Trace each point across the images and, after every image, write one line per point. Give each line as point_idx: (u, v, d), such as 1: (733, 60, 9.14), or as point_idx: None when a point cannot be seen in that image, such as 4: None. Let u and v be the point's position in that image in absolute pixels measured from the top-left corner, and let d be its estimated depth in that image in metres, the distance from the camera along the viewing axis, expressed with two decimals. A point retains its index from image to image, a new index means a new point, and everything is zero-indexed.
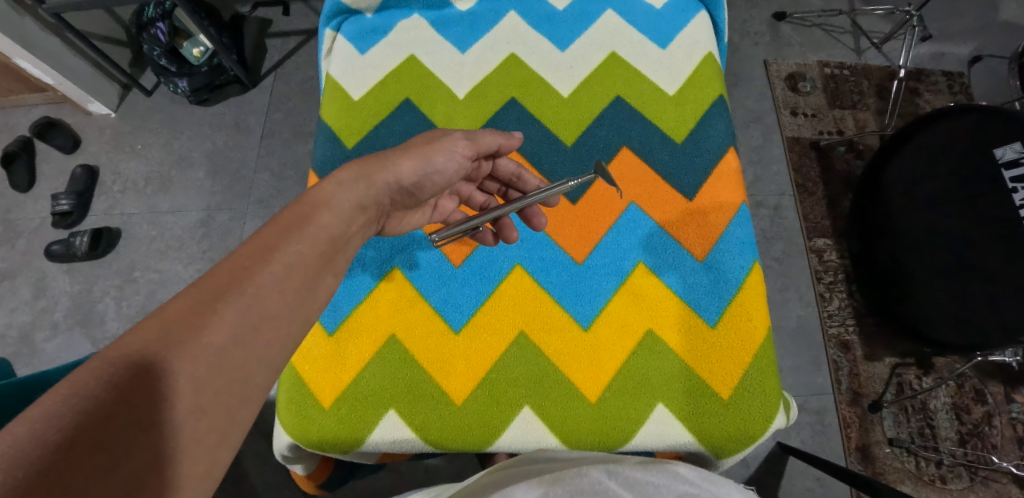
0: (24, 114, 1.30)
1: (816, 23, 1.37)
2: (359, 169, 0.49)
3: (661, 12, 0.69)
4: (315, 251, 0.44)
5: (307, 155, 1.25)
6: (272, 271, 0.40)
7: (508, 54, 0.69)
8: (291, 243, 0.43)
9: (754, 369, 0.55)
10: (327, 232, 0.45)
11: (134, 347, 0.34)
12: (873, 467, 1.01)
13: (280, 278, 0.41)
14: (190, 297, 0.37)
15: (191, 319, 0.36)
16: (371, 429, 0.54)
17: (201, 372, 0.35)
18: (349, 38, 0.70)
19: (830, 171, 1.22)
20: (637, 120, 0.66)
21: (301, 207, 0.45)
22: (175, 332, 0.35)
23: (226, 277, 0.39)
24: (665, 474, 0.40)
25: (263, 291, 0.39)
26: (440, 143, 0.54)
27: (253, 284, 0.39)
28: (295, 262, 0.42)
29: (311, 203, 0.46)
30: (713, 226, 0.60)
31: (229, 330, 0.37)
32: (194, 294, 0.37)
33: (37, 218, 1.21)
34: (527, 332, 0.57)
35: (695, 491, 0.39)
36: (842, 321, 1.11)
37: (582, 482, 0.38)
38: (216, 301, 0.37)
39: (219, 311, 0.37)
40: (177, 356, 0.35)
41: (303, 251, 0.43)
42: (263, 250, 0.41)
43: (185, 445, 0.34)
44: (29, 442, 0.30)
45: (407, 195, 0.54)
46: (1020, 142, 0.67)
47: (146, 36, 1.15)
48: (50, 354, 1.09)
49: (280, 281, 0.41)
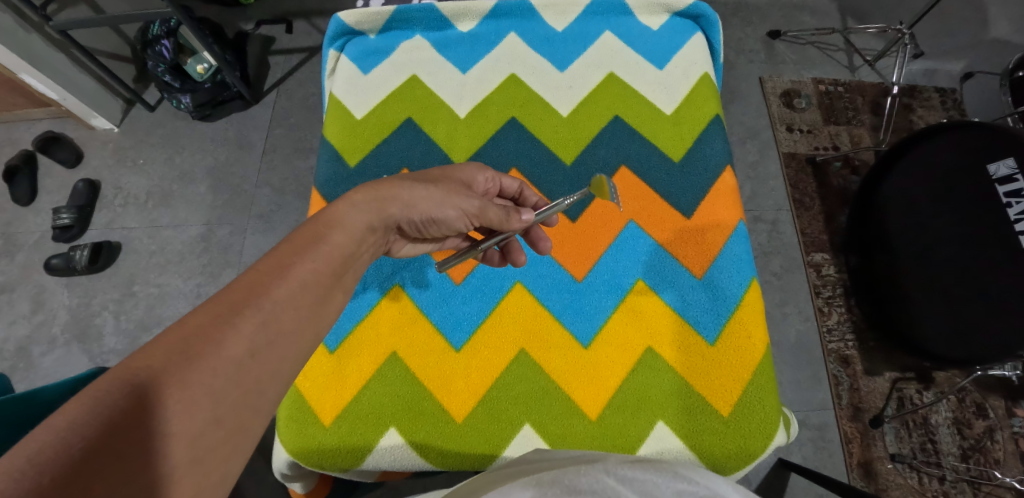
0: (26, 129, 1.31)
1: (810, 42, 1.40)
2: (372, 191, 0.50)
3: (658, 33, 0.71)
4: (329, 267, 0.44)
5: (308, 171, 1.26)
6: (287, 287, 0.41)
7: (509, 74, 0.70)
8: (306, 261, 0.43)
9: (754, 386, 0.56)
10: (340, 252, 0.46)
11: (156, 357, 0.35)
12: (875, 484, 1.01)
13: (296, 291, 0.41)
14: (210, 311, 0.38)
15: (210, 332, 0.37)
16: (371, 447, 0.54)
17: (218, 385, 0.35)
18: (352, 59, 0.71)
19: (826, 187, 1.24)
20: (636, 139, 0.67)
21: (314, 226, 0.46)
22: (195, 345, 0.36)
23: (244, 292, 0.39)
24: (663, 472, 0.39)
25: (278, 306, 0.40)
26: (450, 190, 0.53)
27: (269, 299, 0.40)
28: (308, 280, 0.42)
29: (325, 222, 0.46)
30: (711, 244, 0.61)
31: (246, 343, 0.37)
32: (214, 308, 0.38)
33: (37, 232, 1.22)
34: (527, 350, 0.57)
35: (694, 487, 0.38)
36: (841, 336, 1.11)
37: (582, 481, 0.38)
38: (235, 315, 0.38)
39: (238, 324, 0.38)
40: (196, 368, 0.35)
41: (317, 269, 0.43)
42: (277, 267, 0.42)
43: (200, 454, 0.34)
44: (54, 449, 0.30)
45: (415, 228, 0.54)
46: (1013, 158, 0.67)
47: (151, 53, 1.18)
48: (47, 369, 1.09)
49: (295, 297, 0.41)
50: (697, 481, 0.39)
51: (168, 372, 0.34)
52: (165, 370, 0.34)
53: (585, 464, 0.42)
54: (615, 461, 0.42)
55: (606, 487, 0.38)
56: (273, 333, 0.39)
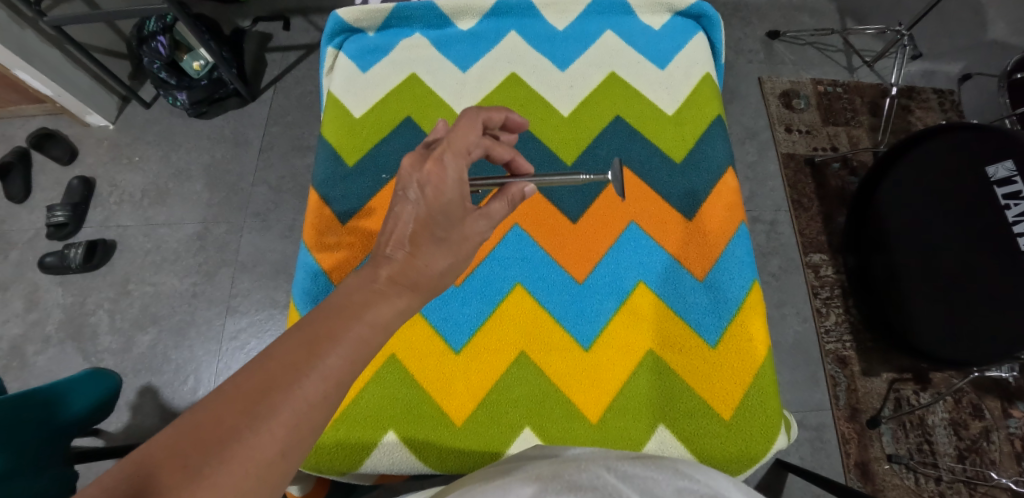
0: (21, 125, 1.30)
1: (809, 42, 1.40)
2: (409, 244, 0.46)
3: (660, 33, 0.71)
4: (370, 347, 0.41)
5: (305, 169, 1.26)
6: (325, 368, 0.38)
7: (509, 73, 0.69)
8: (346, 338, 0.39)
9: (756, 390, 0.55)
10: (378, 326, 0.42)
11: (183, 444, 0.33)
12: (872, 484, 1.01)
13: (338, 372, 0.38)
14: (242, 392, 0.35)
15: (241, 417, 0.34)
16: (370, 451, 0.54)
17: (246, 481, 0.33)
18: (351, 56, 0.71)
19: (824, 187, 1.24)
20: (636, 139, 0.66)
21: (358, 293, 0.43)
22: (224, 431, 0.33)
23: (280, 373, 0.36)
24: (664, 470, 0.40)
25: (315, 390, 0.37)
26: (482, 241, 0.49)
27: (305, 383, 0.36)
28: (345, 361, 0.39)
29: (365, 293, 0.43)
30: (713, 246, 0.60)
31: (279, 444, 0.35)
32: (246, 389, 0.35)
33: (31, 229, 1.20)
34: (527, 352, 0.57)
35: (695, 484, 0.38)
36: (839, 337, 1.11)
37: (582, 477, 0.39)
38: (266, 398, 0.35)
39: (271, 410, 0.35)
40: (225, 460, 0.33)
41: (356, 347, 0.40)
42: (318, 342, 0.39)
43: None
44: None
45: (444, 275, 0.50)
46: (1011, 160, 0.66)
47: (147, 50, 1.16)
48: (41, 368, 1.08)
49: (334, 379, 0.38)
50: (697, 479, 0.39)
51: (194, 463, 0.32)
52: (192, 462, 0.32)
53: (587, 461, 0.42)
54: (616, 459, 0.42)
55: (606, 484, 0.38)
56: (309, 421, 0.36)
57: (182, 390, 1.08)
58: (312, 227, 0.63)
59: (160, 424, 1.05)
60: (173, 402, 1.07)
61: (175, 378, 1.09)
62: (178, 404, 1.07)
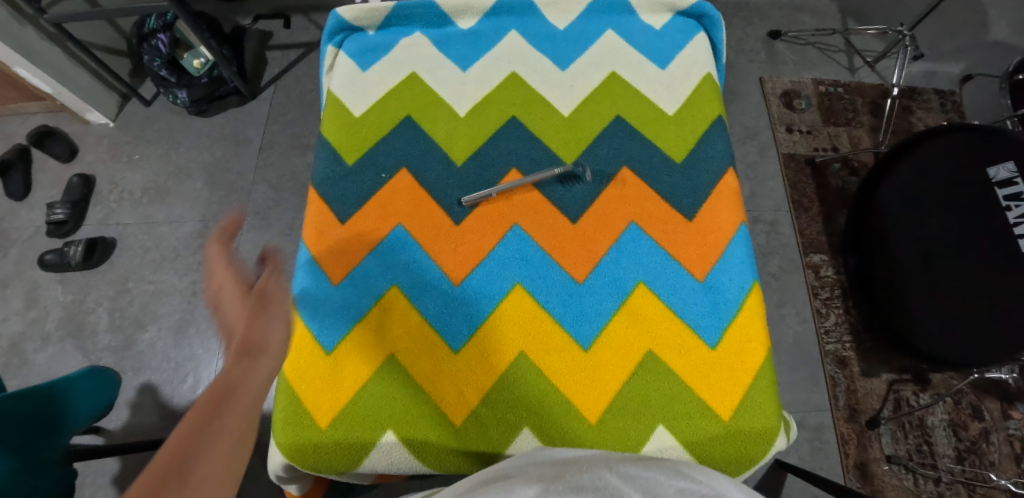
0: (21, 123, 1.30)
1: (810, 42, 1.40)
2: (259, 304, 0.53)
3: (661, 33, 0.71)
4: (254, 399, 0.49)
5: (305, 167, 1.26)
6: (218, 439, 0.45)
7: (510, 72, 0.69)
8: (225, 410, 0.47)
9: (755, 391, 0.55)
10: (252, 390, 0.49)
11: None
12: (871, 485, 1.01)
13: (231, 434, 0.46)
14: (150, 480, 0.41)
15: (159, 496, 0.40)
16: (369, 450, 0.54)
17: None
18: (351, 55, 0.70)
19: (825, 188, 1.23)
20: (637, 139, 0.66)
21: (231, 358, 0.50)
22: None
23: (177, 452, 0.43)
24: (665, 471, 0.40)
25: (213, 449, 0.44)
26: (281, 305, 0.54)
27: (203, 449, 0.44)
28: (232, 423, 0.47)
29: (234, 362, 0.50)
30: (712, 247, 0.60)
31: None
32: (153, 474, 0.41)
33: (31, 227, 1.20)
34: (527, 352, 0.57)
35: (695, 485, 0.39)
36: (838, 337, 1.11)
37: (583, 479, 0.39)
38: (177, 475, 0.42)
39: (180, 482, 0.42)
40: None
41: (238, 410, 0.47)
42: (217, 400, 0.47)
43: None
44: None
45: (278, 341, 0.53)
46: (1013, 161, 0.65)
47: (147, 47, 1.16)
48: (40, 366, 1.08)
49: (231, 438, 0.46)
50: (698, 480, 0.39)
51: None
52: None
53: (588, 463, 0.42)
54: (617, 460, 0.42)
55: (608, 484, 0.38)
56: (219, 478, 0.43)
57: (182, 389, 1.08)
58: (311, 227, 0.63)
59: (159, 422, 1.05)
60: (172, 400, 1.07)
61: (174, 376, 1.09)
62: (177, 402, 1.07)
